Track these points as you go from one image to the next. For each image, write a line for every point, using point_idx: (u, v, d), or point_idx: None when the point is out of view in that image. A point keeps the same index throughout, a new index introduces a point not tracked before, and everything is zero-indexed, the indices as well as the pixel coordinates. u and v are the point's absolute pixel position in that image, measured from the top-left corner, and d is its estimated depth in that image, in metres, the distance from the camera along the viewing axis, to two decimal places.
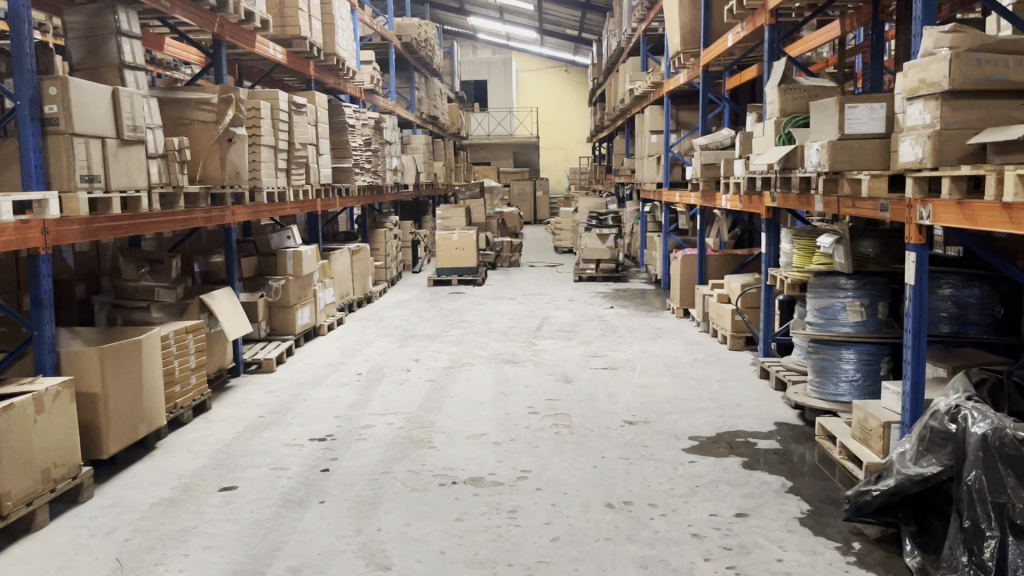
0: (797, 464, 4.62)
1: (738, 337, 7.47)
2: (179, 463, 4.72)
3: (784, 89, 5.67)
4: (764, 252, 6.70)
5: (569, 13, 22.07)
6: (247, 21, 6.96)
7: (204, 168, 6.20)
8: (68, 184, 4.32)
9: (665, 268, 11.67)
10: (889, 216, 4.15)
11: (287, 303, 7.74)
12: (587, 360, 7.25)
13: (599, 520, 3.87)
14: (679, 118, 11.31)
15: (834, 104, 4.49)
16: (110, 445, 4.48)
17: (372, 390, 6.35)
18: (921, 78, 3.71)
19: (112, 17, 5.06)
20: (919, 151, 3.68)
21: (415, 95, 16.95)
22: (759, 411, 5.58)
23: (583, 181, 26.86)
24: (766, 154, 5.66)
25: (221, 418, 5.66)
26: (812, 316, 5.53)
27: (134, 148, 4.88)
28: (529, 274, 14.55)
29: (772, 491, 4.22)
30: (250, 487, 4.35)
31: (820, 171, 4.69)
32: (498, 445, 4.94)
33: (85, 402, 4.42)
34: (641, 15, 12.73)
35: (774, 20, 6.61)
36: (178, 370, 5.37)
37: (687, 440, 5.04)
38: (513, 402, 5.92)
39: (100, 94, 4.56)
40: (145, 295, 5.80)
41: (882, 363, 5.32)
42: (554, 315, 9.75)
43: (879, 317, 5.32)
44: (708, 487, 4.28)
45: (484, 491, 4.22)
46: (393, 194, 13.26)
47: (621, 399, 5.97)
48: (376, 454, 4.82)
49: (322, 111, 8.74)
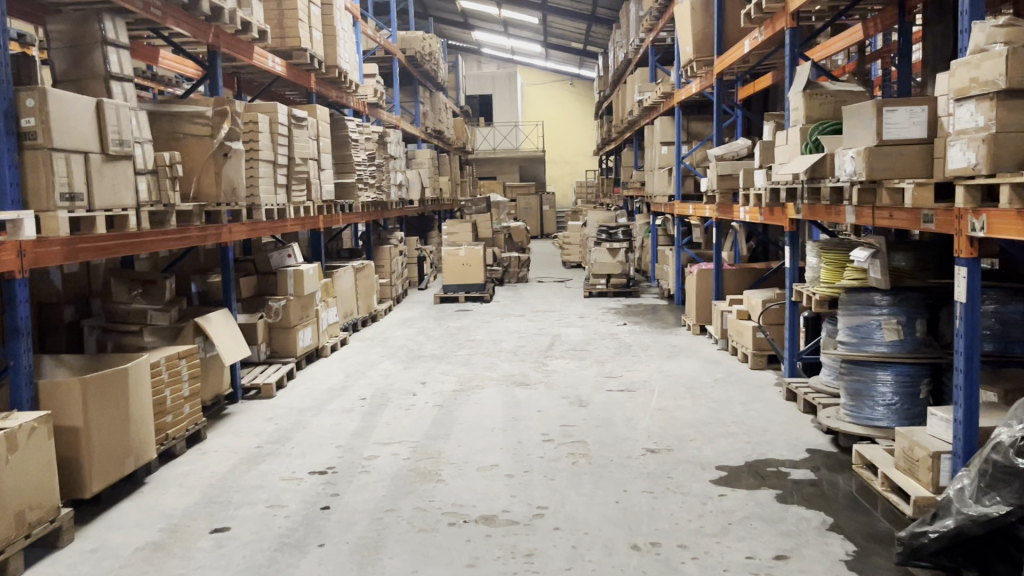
0: (834, 497, 4.27)
1: (760, 356, 7.12)
2: (169, 501, 4.39)
3: (810, 94, 5.36)
4: (788, 267, 6.36)
5: (575, 25, 21.84)
6: (245, 31, 6.70)
7: (198, 184, 5.89)
8: (47, 204, 4.01)
9: (678, 283, 11.33)
10: (934, 227, 3.81)
11: (287, 324, 7.40)
12: (603, 381, 6.91)
13: (625, 564, 3.53)
14: (690, 128, 10.99)
15: (869, 108, 4.17)
16: (94, 483, 4.15)
17: (377, 416, 6.01)
18: (972, 76, 3.37)
19: (98, 25, 4.78)
20: (972, 156, 3.36)
21: (420, 108, 16.71)
22: (788, 437, 5.22)
23: (589, 194, 26.59)
24: (791, 163, 5.36)
25: (217, 449, 5.33)
26: (844, 335, 5.20)
27: (122, 163, 4.59)
28: (537, 289, 14.26)
29: (811, 528, 3.86)
30: (245, 529, 4.01)
31: (855, 180, 4.35)
32: (511, 478, 4.61)
33: (65, 437, 4.10)
34: (650, 24, 12.45)
35: (796, 22, 6.24)
36: (169, 400, 5.05)
37: (714, 470, 4.69)
38: (526, 429, 5.57)
39: (83, 106, 4.26)
40: (138, 318, 5.53)
41: (922, 387, 4.93)
42: (565, 333, 9.40)
43: (917, 336, 4.96)
44: (740, 525, 3.92)
45: (497, 532, 3.88)
46: (398, 210, 12.99)
47: (640, 424, 5.63)
48: (379, 489, 4.49)
49: (324, 124, 8.47)
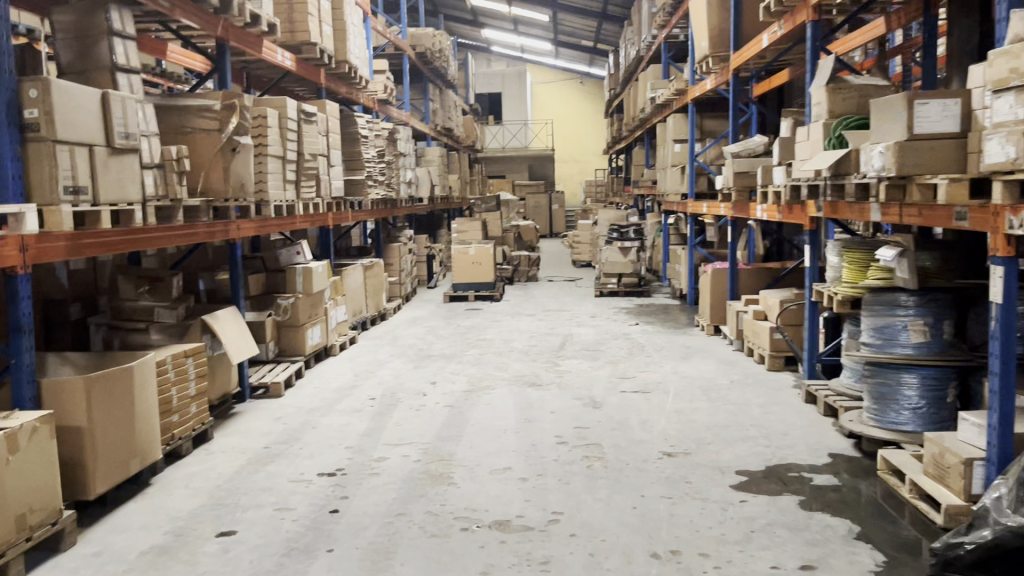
0: (860, 503, 4.13)
1: (777, 357, 6.97)
2: (175, 503, 4.28)
3: (834, 88, 5.24)
4: (808, 266, 6.21)
5: (586, 23, 21.69)
6: (254, 24, 6.59)
7: (206, 179, 5.76)
8: (50, 197, 3.90)
9: (691, 283, 11.17)
10: (968, 225, 3.67)
11: (296, 322, 7.29)
12: (616, 382, 6.77)
13: (645, 572, 3.40)
14: (704, 126, 10.83)
15: (899, 101, 4.04)
16: (98, 485, 4.04)
17: (386, 417, 5.89)
18: (1012, 67, 3.23)
19: (103, 15, 4.67)
20: (1011, 150, 3.21)
21: (430, 106, 16.59)
22: (809, 441, 5.07)
23: (598, 193, 26.44)
24: (814, 159, 5.22)
25: (224, 449, 5.22)
26: (868, 336, 5.04)
27: (128, 157, 4.48)
28: (547, 289, 14.13)
29: (838, 537, 3.71)
30: (251, 532, 3.89)
31: (883, 176, 4.21)
32: (525, 481, 4.48)
33: (68, 438, 3.98)
34: (664, 20, 12.30)
35: (818, 15, 6.11)
36: (175, 399, 4.94)
37: (734, 475, 4.55)
38: (540, 431, 5.44)
39: (89, 98, 4.15)
40: (144, 315, 5.47)
41: (949, 390, 4.76)
42: (576, 333, 9.26)
43: (944, 338, 4.80)
44: (764, 532, 3.78)
45: (511, 538, 3.75)
46: (407, 208, 12.88)
47: (656, 427, 5.48)
48: (391, 492, 4.36)
49: (333, 120, 8.35)
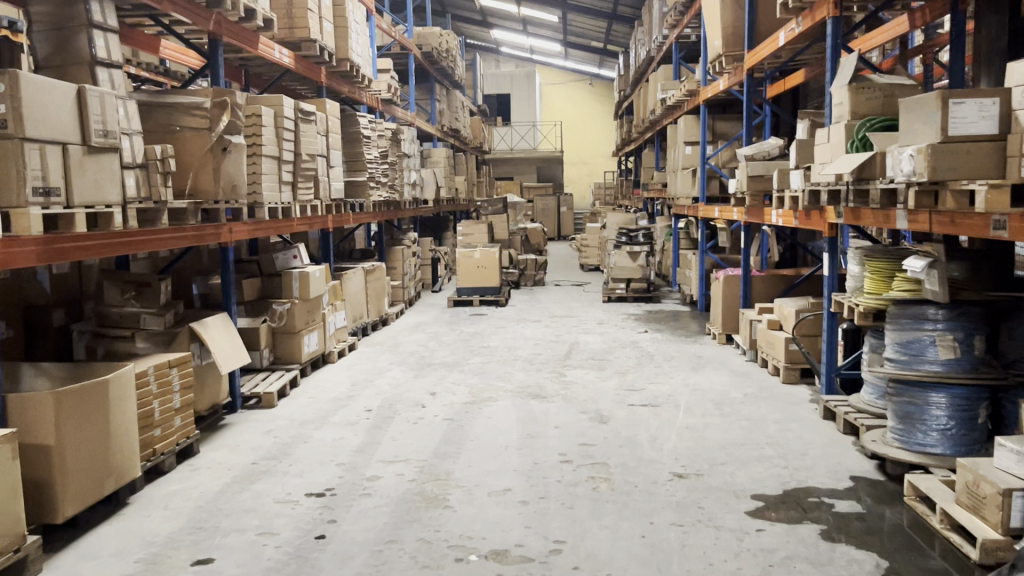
0: (887, 533, 3.82)
1: (793, 369, 6.65)
2: (152, 526, 4.02)
3: (857, 88, 4.95)
4: (827, 275, 5.89)
5: (596, 24, 21.40)
6: (249, 19, 6.34)
7: (195, 179, 5.51)
8: (17, 199, 3.62)
9: (702, 288, 10.88)
10: (1007, 235, 3.32)
11: (292, 329, 7.01)
12: (624, 395, 6.48)
13: None
14: (715, 128, 10.53)
15: (932, 99, 3.75)
16: (68, 507, 3.78)
17: (382, 430, 5.61)
18: None
19: (83, 6, 4.42)
20: None
21: (438, 106, 16.08)
22: (829, 462, 4.77)
23: (607, 196, 26.13)
24: (834, 163, 4.93)
25: (210, 465, 4.96)
26: (893, 352, 4.74)
27: (108, 156, 4.22)
28: (554, 293, 13.84)
29: (864, 573, 3.41)
30: (229, 561, 3.62)
31: (913, 182, 3.89)
32: (525, 505, 4.20)
33: (37, 457, 3.72)
34: (675, 19, 11.98)
35: (839, 11, 5.77)
36: (158, 413, 4.68)
37: (749, 500, 4.25)
38: (543, 448, 5.16)
39: (63, 94, 3.89)
40: (130, 322, 5.21)
41: (980, 410, 4.46)
42: (583, 341, 8.97)
43: (975, 354, 4.50)
44: (782, 567, 3.49)
45: (509, 571, 3.46)
46: (411, 210, 12.63)
47: (666, 444, 5.19)
48: (382, 516, 4.08)
49: (333, 119, 8.08)
